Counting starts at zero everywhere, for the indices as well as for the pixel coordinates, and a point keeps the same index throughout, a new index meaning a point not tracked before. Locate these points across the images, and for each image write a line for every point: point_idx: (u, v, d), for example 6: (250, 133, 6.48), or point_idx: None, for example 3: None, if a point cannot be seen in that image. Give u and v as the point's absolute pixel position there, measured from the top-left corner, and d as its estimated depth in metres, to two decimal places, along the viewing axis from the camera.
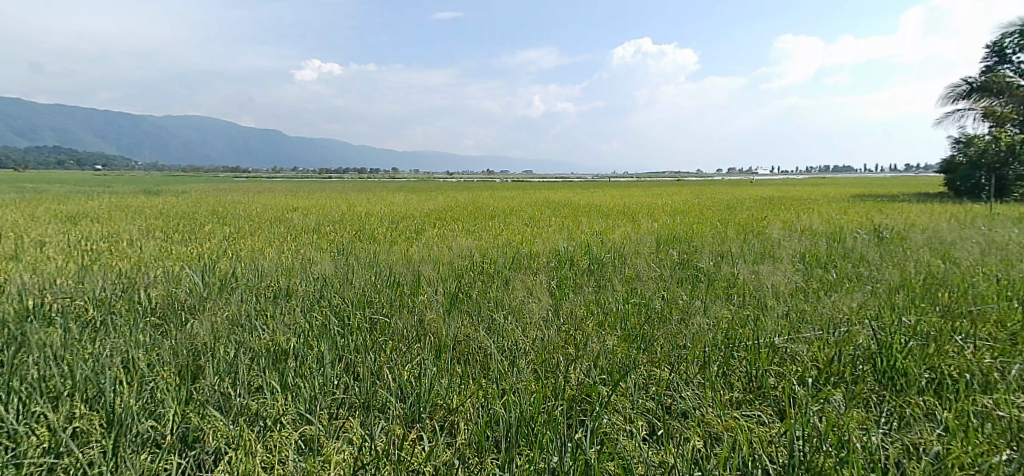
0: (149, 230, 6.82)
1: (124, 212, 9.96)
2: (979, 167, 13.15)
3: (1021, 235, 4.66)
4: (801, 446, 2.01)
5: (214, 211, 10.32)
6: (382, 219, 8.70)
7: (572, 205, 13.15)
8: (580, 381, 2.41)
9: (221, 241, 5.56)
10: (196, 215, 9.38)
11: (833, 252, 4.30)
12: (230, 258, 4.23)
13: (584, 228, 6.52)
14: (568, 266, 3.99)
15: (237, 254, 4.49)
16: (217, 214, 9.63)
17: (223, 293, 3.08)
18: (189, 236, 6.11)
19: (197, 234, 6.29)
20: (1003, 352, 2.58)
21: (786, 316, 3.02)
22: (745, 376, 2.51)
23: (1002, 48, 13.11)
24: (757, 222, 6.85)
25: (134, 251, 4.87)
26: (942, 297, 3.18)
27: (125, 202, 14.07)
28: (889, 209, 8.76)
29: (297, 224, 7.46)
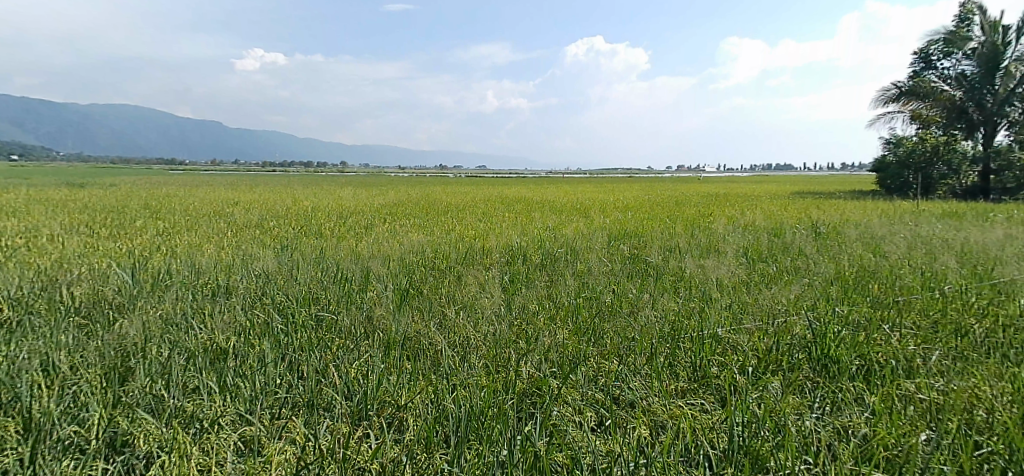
0: (72, 225, 6.39)
1: (45, 206, 9.29)
2: (907, 167, 13.91)
3: (941, 230, 4.99)
4: (740, 432, 2.11)
5: (148, 205, 9.76)
6: (330, 214, 8.49)
7: (527, 201, 13.16)
8: (530, 374, 2.43)
9: (154, 237, 5.28)
10: (127, 209, 8.85)
11: (774, 246, 4.49)
12: (163, 255, 4.03)
13: (537, 224, 6.55)
14: (520, 261, 4.01)
15: (171, 250, 4.27)
16: (150, 208, 9.11)
17: (155, 291, 2.95)
18: (119, 232, 5.77)
19: (126, 229, 5.94)
20: (925, 340, 2.77)
21: (729, 308, 3.14)
22: (690, 366, 2.59)
23: (927, 54, 13.99)
24: (703, 218, 7.06)
25: (54, 248, 4.56)
26: (873, 288, 3.37)
27: (45, 194, 13.11)
28: (825, 206, 9.21)
29: (239, 219, 7.19)
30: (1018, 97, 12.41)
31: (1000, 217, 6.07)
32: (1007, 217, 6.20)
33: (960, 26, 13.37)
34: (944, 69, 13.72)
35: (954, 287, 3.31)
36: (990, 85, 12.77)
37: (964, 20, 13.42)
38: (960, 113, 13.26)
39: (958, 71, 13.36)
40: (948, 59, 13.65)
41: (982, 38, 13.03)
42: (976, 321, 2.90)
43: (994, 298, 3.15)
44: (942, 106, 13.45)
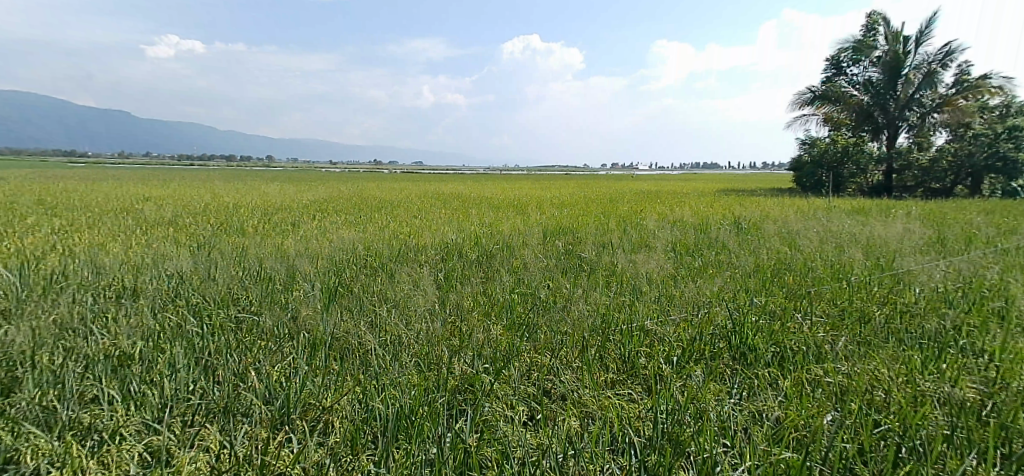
0: None
1: None
2: (821, 166, 14.97)
3: (848, 225, 5.39)
4: (663, 419, 2.21)
5: (43, 201, 8.91)
6: (254, 210, 8.11)
7: (464, 198, 13.08)
8: (463, 371, 2.44)
9: (49, 236, 4.84)
10: (19, 206, 8.06)
11: (700, 241, 4.71)
12: (57, 255, 3.71)
13: (473, 220, 6.55)
14: (455, 258, 4.00)
15: (68, 250, 3.94)
16: (45, 204, 8.33)
17: (48, 294, 2.72)
18: (5, 230, 5.25)
19: (16, 227, 5.42)
20: (834, 327, 2.98)
21: (657, 301, 3.26)
22: (619, 358, 2.69)
23: (838, 61, 15.02)
24: (635, 214, 7.28)
25: None
26: (789, 280, 3.59)
27: None
28: (747, 203, 9.75)
29: (148, 216, 6.71)
30: (915, 103, 13.74)
31: (899, 213, 6.64)
32: (904, 212, 6.80)
33: (866, 36, 14.42)
34: (853, 75, 14.78)
35: (859, 277, 3.59)
36: (892, 91, 13.90)
37: (870, 29, 14.47)
38: (867, 116, 14.41)
39: (865, 78, 14.42)
40: (856, 66, 14.72)
41: (886, 47, 14.09)
42: (877, 308, 3.16)
43: (893, 286, 3.45)
44: (851, 109, 14.51)
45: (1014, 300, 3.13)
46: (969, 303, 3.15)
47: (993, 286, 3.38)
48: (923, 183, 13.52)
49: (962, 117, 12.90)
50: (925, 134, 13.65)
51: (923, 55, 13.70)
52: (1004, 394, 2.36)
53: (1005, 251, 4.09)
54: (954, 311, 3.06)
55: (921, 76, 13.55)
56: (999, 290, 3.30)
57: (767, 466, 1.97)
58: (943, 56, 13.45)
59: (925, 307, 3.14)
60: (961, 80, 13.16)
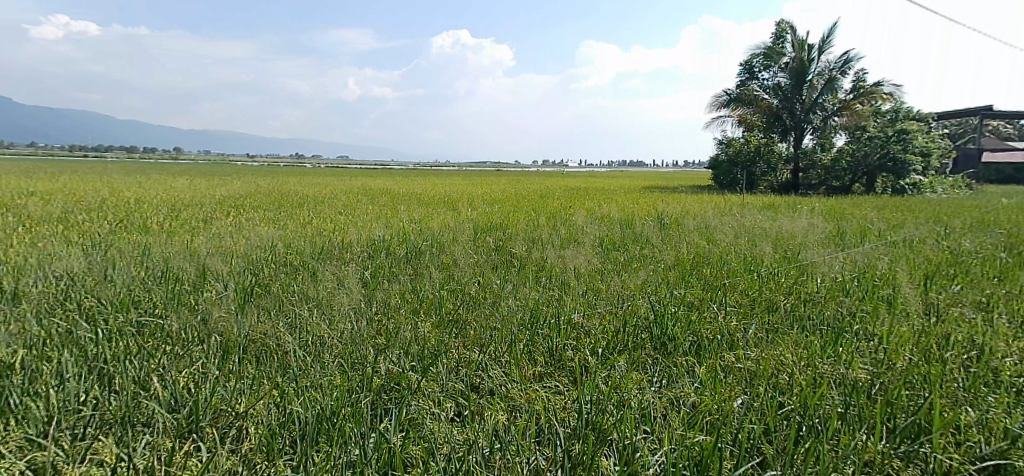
0: None
1: None
2: (736, 165, 16.12)
3: (760, 220, 5.78)
4: (588, 409, 2.28)
5: None
6: (160, 206, 7.56)
7: (393, 194, 12.81)
8: (388, 370, 2.40)
9: None
10: None
11: (626, 236, 4.88)
12: None
13: (402, 217, 6.44)
14: (383, 255, 3.93)
15: None
16: None
17: None
18: None
19: None
20: (746, 316, 3.19)
21: (584, 296, 3.36)
22: (547, 351, 2.75)
23: (750, 67, 15.95)
24: (565, 210, 7.44)
25: None
26: (706, 273, 3.80)
27: None
28: (669, 199, 10.21)
29: (33, 213, 6.08)
30: (819, 107, 14.82)
31: (805, 209, 7.18)
32: (810, 208, 7.38)
33: (775, 43, 15.42)
34: (763, 79, 15.81)
35: (767, 269, 3.87)
36: (799, 95, 14.97)
37: (778, 37, 15.50)
38: (776, 118, 15.48)
39: (775, 82, 15.50)
40: (766, 71, 15.74)
41: (792, 54, 15.13)
42: (783, 297, 3.42)
43: (798, 277, 3.74)
44: (763, 112, 15.58)
45: (900, 287, 3.47)
46: (862, 291, 3.47)
47: (883, 275, 3.73)
48: (825, 181, 14.66)
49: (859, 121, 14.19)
50: (828, 135, 14.83)
51: (825, 62, 14.82)
52: (889, 373, 2.62)
53: (892, 244, 4.54)
54: (850, 299, 3.36)
55: (824, 81, 14.62)
56: (887, 278, 3.65)
57: (683, 450, 2.08)
58: (841, 64, 14.63)
59: (825, 295, 3.43)
60: (857, 87, 14.52)
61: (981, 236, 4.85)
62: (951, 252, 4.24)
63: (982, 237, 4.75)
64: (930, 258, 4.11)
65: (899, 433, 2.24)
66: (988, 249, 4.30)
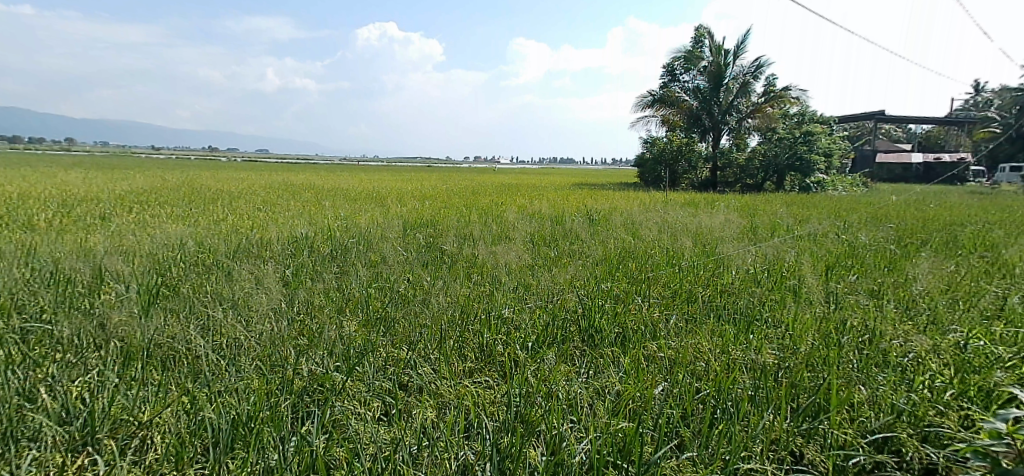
0: None
1: None
2: (660, 163, 16.94)
3: (681, 215, 6.07)
4: (517, 403, 2.32)
5: None
6: (51, 202, 6.85)
7: (317, 189, 12.34)
8: (311, 372, 2.32)
9: None
10: None
11: (556, 232, 4.98)
12: None
13: (328, 213, 6.23)
14: (306, 253, 3.80)
15: None
16: None
17: None
18: None
19: None
20: (668, 307, 3.36)
21: (514, 291, 3.40)
22: (477, 347, 2.77)
23: (671, 69, 16.62)
24: (497, 207, 7.48)
25: None
26: (632, 267, 3.95)
27: None
28: (598, 196, 10.52)
29: None
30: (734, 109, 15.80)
31: (722, 206, 7.64)
32: (727, 205, 7.84)
33: (695, 47, 16.19)
34: (684, 81, 16.64)
35: (688, 263, 4.07)
36: (716, 97, 15.94)
37: (697, 42, 16.29)
38: (696, 119, 16.42)
39: (694, 85, 16.38)
40: (687, 74, 16.59)
41: (710, 58, 15.97)
42: (702, 289, 3.62)
43: (715, 270, 3.96)
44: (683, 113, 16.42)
45: (804, 278, 3.76)
46: (771, 282, 3.74)
47: (790, 266, 4.04)
48: (740, 179, 15.88)
49: (770, 123, 15.37)
50: (741, 135, 16.06)
51: (739, 67, 15.79)
52: (793, 357, 2.84)
53: (799, 238, 4.91)
54: (760, 289, 3.61)
55: (738, 85, 15.63)
56: (793, 270, 3.95)
57: (607, 437, 2.16)
58: (753, 69, 15.63)
59: (739, 286, 3.66)
60: (767, 91, 15.61)
61: (873, 230, 5.35)
62: (848, 245, 4.65)
63: (875, 231, 5.23)
64: (830, 250, 4.48)
65: (802, 412, 2.44)
66: (879, 242, 4.75)
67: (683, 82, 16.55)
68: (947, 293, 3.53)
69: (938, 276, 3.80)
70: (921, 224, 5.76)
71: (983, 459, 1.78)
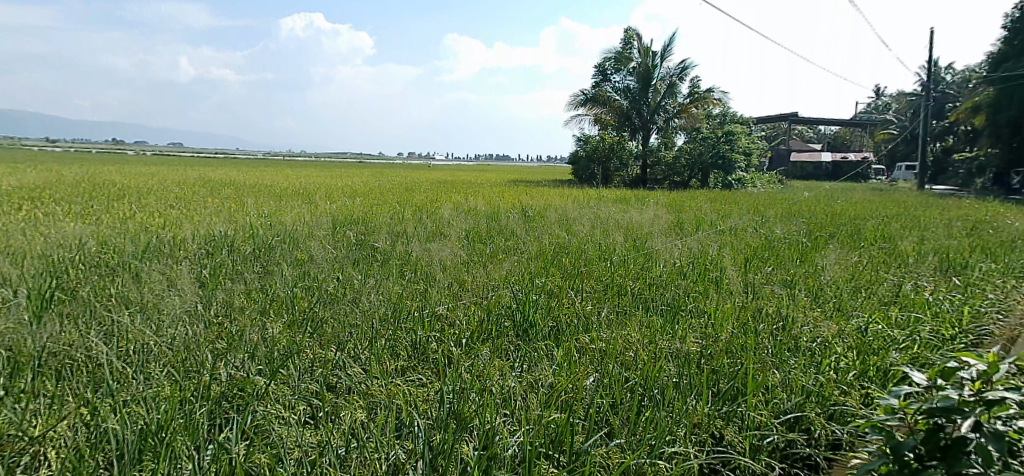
0: None
1: None
2: (594, 161, 17.38)
3: (613, 212, 6.26)
4: (450, 400, 2.31)
5: None
6: None
7: (238, 186, 11.69)
8: (230, 376, 2.22)
9: None
10: None
11: (492, 229, 5.01)
12: None
13: (250, 211, 5.95)
14: (225, 252, 3.62)
15: None
16: None
17: None
18: None
19: None
20: (599, 300, 3.46)
21: (449, 288, 3.39)
22: (410, 345, 2.74)
23: (603, 69, 17.04)
24: (431, 204, 7.41)
25: None
26: (566, 262, 4.04)
27: None
28: (534, 193, 10.67)
29: None
30: (661, 109, 16.48)
31: (652, 202, 7.94)
32: (657, 201, 8.17)
33: (625, 48, 16.65)
34: (615, 81, 17.08)
35: (620, 257, 4.21)
36: (645, 98, 16.49)
37: (626, 43, 16.76)
38: (626, 118, 16.95)
39: (624, 85, 16.82)
40: (616, 73, 17.05)
41: (640, 60, 16.46)
42: (632, 283, 3.75)
43: (645, 264, 4.12)
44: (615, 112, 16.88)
45: (726, 270, 3.98)
46: (696, 274, 3.94)
47: (713, 259, 4.26)
48: (669, 177, 16.50)
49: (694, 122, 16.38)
50: (669, 135, 16.72)
51: (666, 68, 16.42)
52: (714, 345, 3.00)
53: (721, 232, 5.19)
54: (686, 281, 3.79)
55: (666, 86, 16.34)
56: (716, 262, 4.18)
57: (539, 429, 2.19)
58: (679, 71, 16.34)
59: (667, 279, 3.82)
60: (692, 92, 16.39)
61: (787, 224, 5.74)
62: (766, 238, 4.96)
63: (788, 226, 5.62)
64: (749, 244, 4.77)
65: (722, 396, 2.59)
66: (792, 235, 5.10)
67: (614, 82, 16.96)
68: (850, 281, 3.85)
69: (844, 266, 4.14)
70: (828, 218, 6.25)
71: (878, 433, 1.94)
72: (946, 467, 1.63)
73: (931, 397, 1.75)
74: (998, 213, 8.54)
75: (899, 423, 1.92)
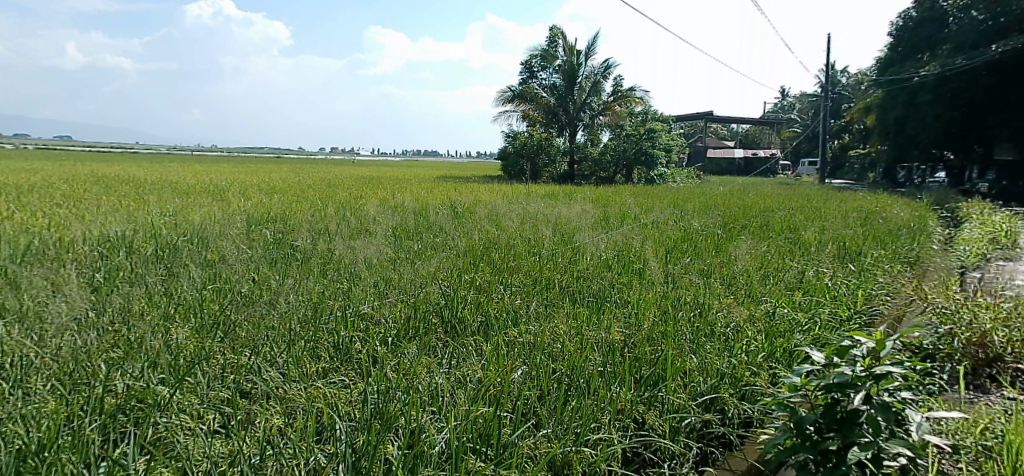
0: None
1: None
2: (521, 157, 17.43)
3: (540, 207, 6.37)
4: (375, 400, 2.25)
5: None
6: None
7: (140, 183, 10.83)
8: (127, 387, 2.05)
9: None
10: None
11: (420, 225, 4.96)
12: None
13: (153, 209, 5.56)
14: (121, 254, 3.36)
15: None
16: None
17: None
18: None
19: None
20: (528, 294, 3.51)
21: (374, 286, 3.32)
22: (333, 346, 2.65)
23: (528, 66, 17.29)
24: (355, 201, 7.22)
25: None
26: (495, 257, 4.07)
27: None
28: (463, 189, 10.68)
29: None
30: (586, 106, 16.97)
31: (579, 197, 8.16)
32: (584, 197, 8.41)
33: (550, 47, 17.02)
34: (541, 78, 17.33)
35: (548, 251, 4.29)
36: (570, 95, 16.90)
37: (551, 42, 17.10)
38: (553, 115, 17.31)
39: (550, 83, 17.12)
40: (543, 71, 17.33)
41: (564, 58, 16.82)
42: (560, 276, 3.83)
43: (572, 257, 4.22)
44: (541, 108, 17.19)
45: (648, 262, 4.15)
46: (620, 266, 4.08)
47: (636, 251, 4.44)
48: (595, 172, 17.07)
49: (617, 120, 17.09)
50: (593, 131, 17.31)
51: (590, 67, 16.94)
52: (637, 333, 3.12)
53: (644, 225, 5.41)
54: (611, 273, 3.93)
55: (590, 84, 16.83)
56: (639, 254, 4.35)
57: (466, 424, 2.17)
58: (602, 70, 16.86)
59: (593, 271, 3.93)
60: (614, 91, 17.07)
61: (704, 217, 6.07)
62: (684, 230, 5.22)
63: (705, 218, 5.96)
64: (670, 236, 4.99)
65: (644, 382, 2.69)
66: (709, 228, 5.39)
67: (540, 79, 17.24)
68: (760, 269, 4.13)
69: (754, 256, 4.43)
70: (741, 211, 6.67)
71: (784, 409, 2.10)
72: (842, 437, 1.79)
73: (827, 374, 1.91)
74: (886, 204, 9.47)
75: (801, 400, 2.07)
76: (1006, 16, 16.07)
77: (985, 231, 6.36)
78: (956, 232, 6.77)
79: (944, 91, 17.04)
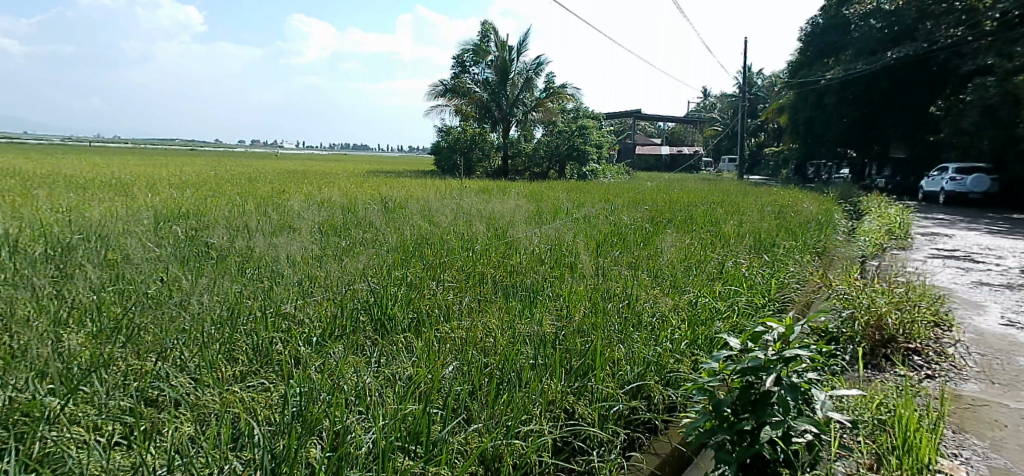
0: None
1: None
2: (454, 151, 17.44)
3: (472, 201, 6.36)
4: (297, 403, 2.16)
5: None
6: None
7: (31, 176, 9.91)
8: (8, 400, 1.86)
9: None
10: None
11: (349, 221, 4.82)
12: None
13: (42, 204, 5.12)
14: (3, 254, 3.07)
15: None
16: None
17: None
18: None
19: None
20: (460, 289, 3.50)
21: (298, 285, 3.21)
22: (252, 348, 2.53)
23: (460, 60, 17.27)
24: (278, 195, 6.94)
25: None
26: (427, 253, 4.03)
27: None
28: (393, 183, 10.49)
29: None
30: (519, 102, 17.13)
31: (513, 192, 8.23)
32: (519, 191, 8.50)
33: (482, 41, 16.98)
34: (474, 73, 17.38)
35: (481, 246, 4.29)
36: (503, 90, 17.00)
37: (483, 36, 17.03)
38: (486, 110, 17.39)
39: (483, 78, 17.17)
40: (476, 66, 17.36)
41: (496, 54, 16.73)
42: (493, 270, 3.85)
43: (505, 252, 4.24)
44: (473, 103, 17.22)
45: (579, 256, 4.24)
46: (553, 260, 4.15)
47: (567, 245, 4.52)
48: (528, 168, 17.29)
49: (550, 116, 17.31)
50: (524, 127, 17.51)
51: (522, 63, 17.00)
52: (568, 325, 3.18)
53: (576, 220, 5.53)
54: (544, 267, 3.99)
55: (522, 80, 16.96)
56: (571, 248, 4.44)
57: (394, 423, 2.11)
58: (533, 66, 16.96)
59: (526, 266, 3.98)
60: (547, 87, 17.28)
61: (633, 211, 6.29)
62: (615, 224, 5.38)
63: (633, 213, 6.16)
64: (600, 230, 5.13)
65: (574, 373, 2.75)
66: (638, 222, 5.58)
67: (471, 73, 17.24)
68: (684, 261, 4.32)
69: (679, 248, 4.63)
70: (666, 205, 6.97)
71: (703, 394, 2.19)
72: (755, 418, 1.88)
73: (742, 359, 2.02)
74: (798, 198, 10.20)
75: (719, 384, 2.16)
76: (899, 25, 17.27)
77: (882, 223, 6.97)
78: (858, 224, 7.36)
79: (847, 93, 18.59)
